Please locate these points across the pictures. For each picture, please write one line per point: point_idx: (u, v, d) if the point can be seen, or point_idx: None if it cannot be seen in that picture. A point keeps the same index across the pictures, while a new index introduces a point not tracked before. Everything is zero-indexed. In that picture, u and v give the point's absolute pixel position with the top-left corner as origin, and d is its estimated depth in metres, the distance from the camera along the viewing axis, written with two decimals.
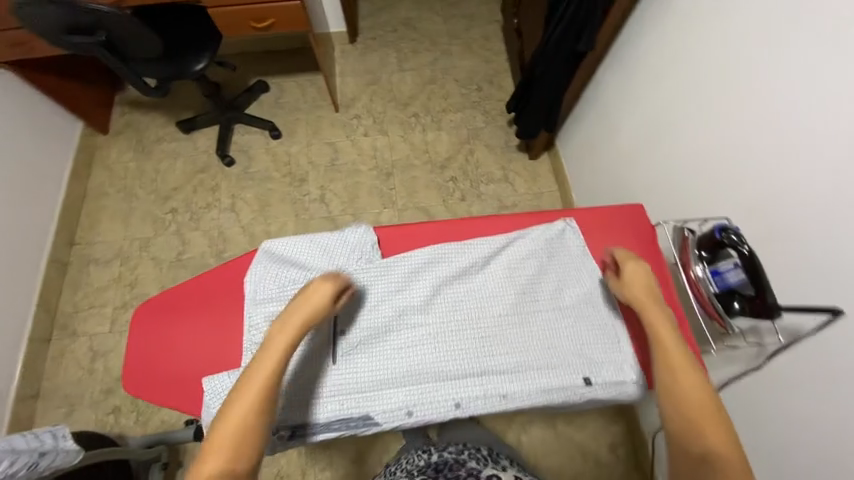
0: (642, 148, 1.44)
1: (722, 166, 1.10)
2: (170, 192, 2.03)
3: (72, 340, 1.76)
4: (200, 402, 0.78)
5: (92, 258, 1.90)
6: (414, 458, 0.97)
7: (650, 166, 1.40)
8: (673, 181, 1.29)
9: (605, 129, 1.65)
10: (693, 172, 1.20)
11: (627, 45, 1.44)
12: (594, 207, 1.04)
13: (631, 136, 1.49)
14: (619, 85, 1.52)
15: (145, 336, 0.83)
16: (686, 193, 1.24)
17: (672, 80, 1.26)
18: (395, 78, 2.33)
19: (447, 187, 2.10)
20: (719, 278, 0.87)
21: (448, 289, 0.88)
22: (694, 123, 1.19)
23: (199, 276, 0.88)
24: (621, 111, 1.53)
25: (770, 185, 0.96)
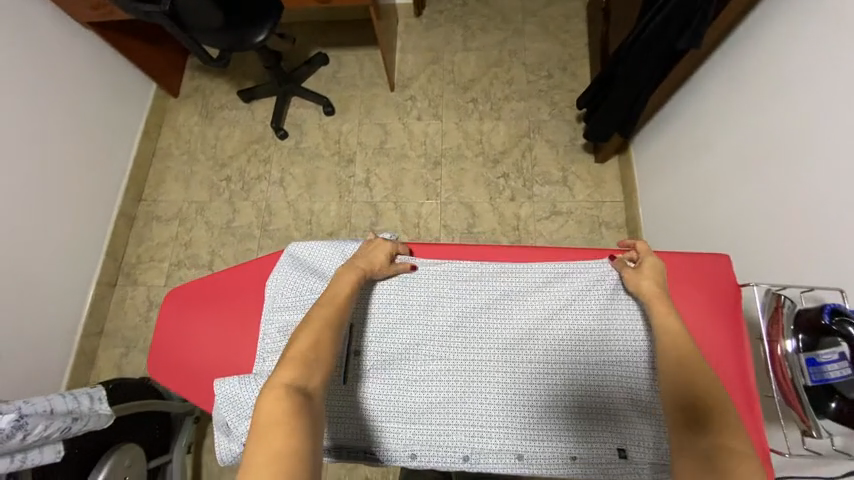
0: (738, 173, 1.19)
1: (843, 212, 0.86)
2: (226, 160, 2.10)
3: (133, 288, 1.95)
4: (212, 400, 0.79)
5: (155, 215, 2.05)
6: None
7: (744, 197, 1.16)
8: (769, 221, 1.06)
9: (695, 141, 1.39)
10: (799, 218, 0.97)
11: (745, 43, 1.16)
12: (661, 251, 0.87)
13: (728, 155, 1.23)
14: (723, 91, 1.25)
15: (170, 323, 0.84)
16: (783, 238, 1.01)
17: (798, 97, 1.00)
18: (458, 58, 2.16)
19: (497, 184, 1.95)
20: (815, 368, 0.69)
21: (476, 327, 0.85)
22: (814, 154, 0.94)
23: (225, 270, 0.86)
24: (722, 124, 1.26)
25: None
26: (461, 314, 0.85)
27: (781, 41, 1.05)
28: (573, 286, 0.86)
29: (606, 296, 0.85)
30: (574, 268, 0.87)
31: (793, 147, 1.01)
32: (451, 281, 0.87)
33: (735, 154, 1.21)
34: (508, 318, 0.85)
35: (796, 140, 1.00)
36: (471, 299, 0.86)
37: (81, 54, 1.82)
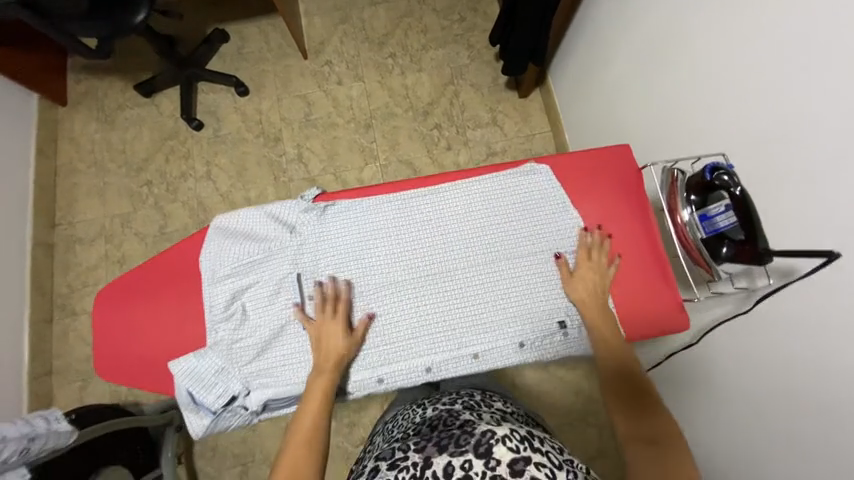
0: (644, 74, 1.28)
1: (729, 86, 0.99)
2: (142, 164, 1.93)
3: (73, 319, 1.81)
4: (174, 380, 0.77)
5: (77, 238, 1.88)
6: (409, 413, 0.94)
7: (648, 97, 1.27)
8: (670, 113, 1.18)
9: (600, 56, 1.47)
10: (700, 101, 1.08)
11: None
12: (576, 150, 0.89)
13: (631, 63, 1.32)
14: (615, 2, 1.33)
15: (112, 320, 0.80)
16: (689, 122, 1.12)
17: None
18: (367, 14, 2.08)
19: (431, 135, 1.96)
20: (707, 223, 0.79)
21: (413, 246, 0.81)
22: (702, 43, 1.06)
23: (157, 255, 0.83)
24: (622, 32, 1.33)
25: (776, 111, 0.87)
26: (403, 234, 0.82)
27: None
28: (502, 187, 0.85)
29: (534, 189, 0.85)
30: (505, 171, 0.86)
31: (681, 40, 1.12)
32: (383, 206, 0.83)
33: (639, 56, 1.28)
34: (442, 231, 0.82)
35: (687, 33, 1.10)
36: (407, 219, 0.82)
37: None
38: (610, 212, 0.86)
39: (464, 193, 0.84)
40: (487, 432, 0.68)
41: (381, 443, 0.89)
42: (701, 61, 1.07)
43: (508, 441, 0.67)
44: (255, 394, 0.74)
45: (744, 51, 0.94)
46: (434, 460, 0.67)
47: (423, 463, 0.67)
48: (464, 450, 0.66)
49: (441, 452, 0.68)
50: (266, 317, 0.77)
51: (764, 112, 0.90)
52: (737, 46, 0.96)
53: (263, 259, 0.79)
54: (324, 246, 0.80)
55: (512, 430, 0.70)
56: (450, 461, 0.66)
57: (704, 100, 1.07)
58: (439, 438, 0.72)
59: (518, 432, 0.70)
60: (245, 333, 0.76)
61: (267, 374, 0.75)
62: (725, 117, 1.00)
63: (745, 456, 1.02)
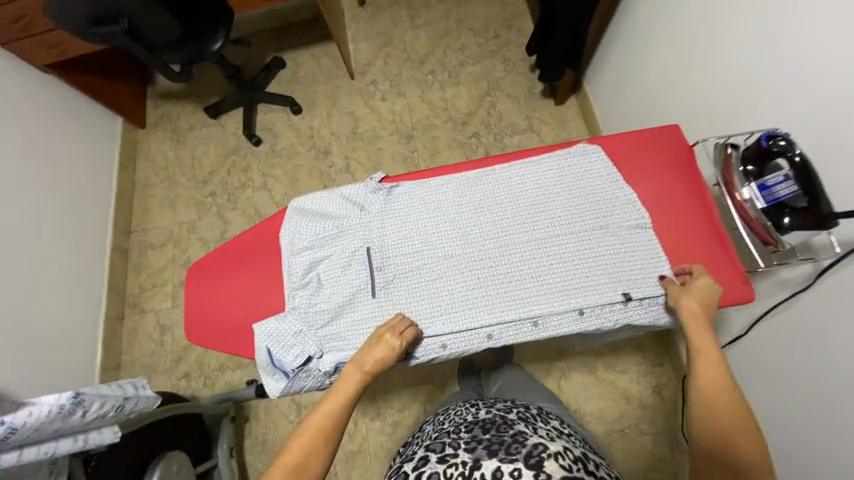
0: (683, 68, 1.31)
1: (772, 67, 1.01)
2: (207, 177, 2.14)
3: (142, 317, 1.98)
4: (253, 345, 0.85)
5: (148, 243, 2.08)
6: (462, 411, 0.94)
7: (689, 89, 1.29)
8: (714, 102, 1.20)
9: (638, 56, 1.51)
10: (746, 87, 1.10)
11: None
12: (625, 131, 0.93)
13: (668, 60, 1.36)
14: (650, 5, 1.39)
15: (200, 292, 0.90)
16: (734, 107, 1.13)
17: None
18: (408, 36, 2.26)
19: (470, 144, 2.05)
20: (766, 193, 0.79)
21: (473, 221, 0.87)
22: (742, 33, 1.08)
23: (239, 234, 0.93)
24: (659, 30, 1.37)
25: (832, 81, 0.88)
26: (463, 211, 0.87)
27: None
28: (556, 167, 0.90)
29: (588, 168, 0.89)
30: (559, 152, 0.91)
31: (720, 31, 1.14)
32: (445, 186, 0.90)
33: (676, 51, 1.32)
34: (500, 208, 0.87)
35: (725, 21, 1.12)
36: (467, 197, 0.88)
37: (47, 99, 1.85)
38: (663, 189, 0.88)
39: (519, 173, 0.90)
40: (540, 446, 0.70)
41: (432, 433, 0.90)
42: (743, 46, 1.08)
43: (560, 458, 0.69)
44: (328, 357, 0.80)
45: (788, 28, 0.95)
46: (484, 463, 0.69)
47: (472, 464, 0.69)
48: (515, 460, 0.68)
49: (491, 456, 0.70)
50: (338, 285, 0.83)
51: (819, 83, 0.90)
52: (777, 27, 0.98)
53: (337, 233, 0.87)
54: (390, 222, 0.87)
55: (565, 448, 0.72)
56: (499, 466, 0.68)
57: (752, 82, 1.07)
58: (489, 442, 0.73)
59: (571, 452, 0.72)
60: (320, 299, 0.83)
61: (340, 338, 0.80)
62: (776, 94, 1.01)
63: (829, 437, 0.97)
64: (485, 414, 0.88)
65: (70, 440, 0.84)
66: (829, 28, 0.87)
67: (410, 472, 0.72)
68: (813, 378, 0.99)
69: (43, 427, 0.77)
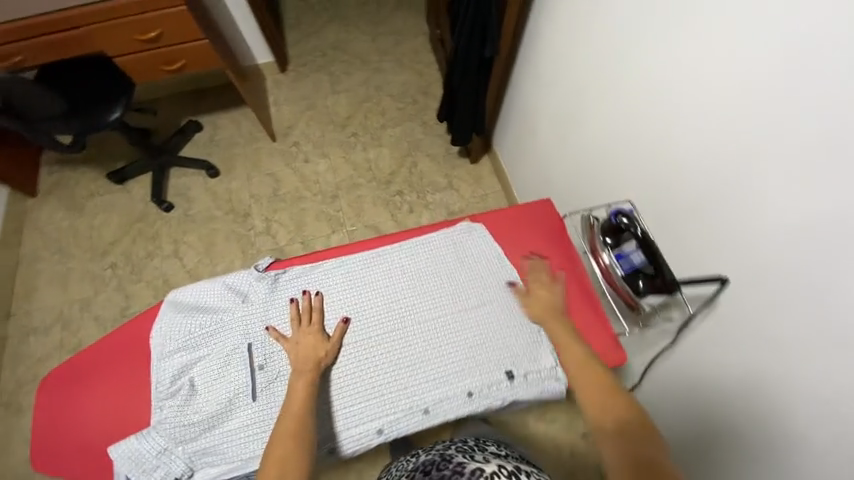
0: (562, 138, 1.47)
1: (620, 149, 1.19)
2: (108, 247, 1.95)
3: (14, 419, 1.66)
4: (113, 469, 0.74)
5: (30, 328, 1.80)
6: (402, 464, 0.84)
7: (568, 159, 1.46)
8: (587, 171, 1.36)
9: (530, 127, 1.69)
10: (606, 162, 1.26)
11: (536, 39, 1.47)
12: (502, 208, 1.01)
13: (550, 132, 1.54)
14: (530, 86, 1.59)
15: (55, 406, 0.79)
16: (604, 176, 1.28)
17: (569, 79, 1.34)
18: (331, 101, 2.35)
19: (393, 201, 2.10)
20: (624, 261, 0.88)
21: (363, 306, 0.86)
22: (598, 116, 1.26)
23: (108, 334, 0.84)
24: (540, 105, 1.56)
25: (670, 158, 1.02)
26: (352, 295, 0.87)
27: (550, 46, 1.40)
28: (442, 245, 0.94)
29: (471, 245, 0.94)
30: (445, 231, 0.96)
31: (583, 114, 1.32)
32: (334, 271, 0.89)
33: (554, 125, 1.50)
34: (389, 289, 0.88)
35: (586, 105, 1.30)
36: (356, 281, 0.88)
37: None
38: (538, 261, 0.96)
39: (408, 253, 0.93)
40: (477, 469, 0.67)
41: None
42: (603, 123, 1.24)
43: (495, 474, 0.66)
44: (200, 475, 0.72)
45: (628, 118, 1.14)
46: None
47: None
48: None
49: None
50: (214, 390, 0.77)
51: (662, 158, 1.05)
52: (620, 117, 1.16)
53: (215, 330, 0.81)
54: (274, 312, 0.84)
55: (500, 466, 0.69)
56: None
57: (614, 154, 1.22)
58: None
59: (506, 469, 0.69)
60: (191, 409, 0.75)
61: (213, 452, 0.73)
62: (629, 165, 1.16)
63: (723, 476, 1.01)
64: (425, 457, 0.80)
65: None
66: (661, 115, 1.02)
67: None
68: (701, 417, 1.07)
69: None
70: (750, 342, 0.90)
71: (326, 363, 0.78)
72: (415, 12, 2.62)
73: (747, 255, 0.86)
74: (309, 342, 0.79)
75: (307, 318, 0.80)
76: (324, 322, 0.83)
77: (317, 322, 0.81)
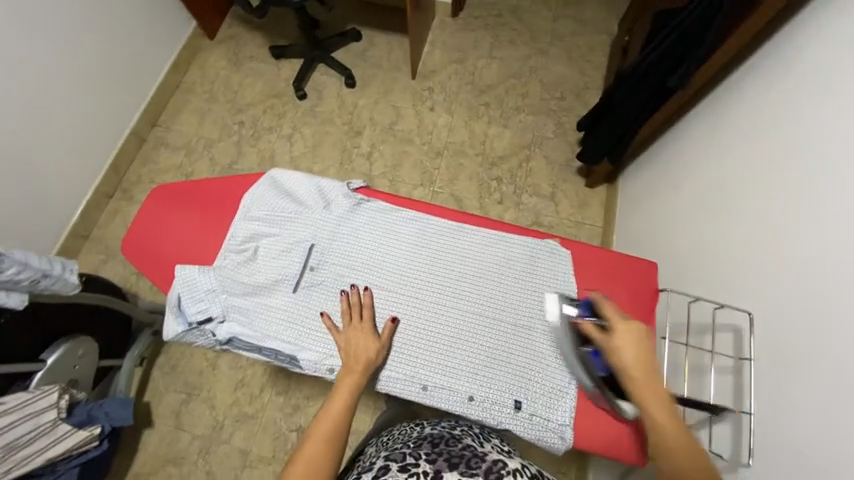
0: (701, 207, 1.26)
1: (742, 248, 1.03)
2: (244, 106, 2.21)
3: (127, 204, 2.05)
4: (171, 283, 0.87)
5: (165, 142, 2.15)
6: (408, 429, 0.98)
7: (688, 234, 1.30)
8: (699, 253, 1.21)
9: (668, 184, 1.50)
10: (721, 253, 1.11)
11: (732, 85, 1.23)
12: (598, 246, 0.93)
13: (689, 197, 1.34)
14: (691, 143, 1.40)
15: (150, 212, 0.92)
16: (712, 267, 1.13)
17: (735, 151, 1.16)
18: (482, 63, 2.28)
19: (489, 184, 2.05)
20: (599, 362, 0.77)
21: (418, 265, 0.87)
22: (739, 204, 1.09)
23: (211, 177, 0.95)
24: (695, 165, 1.35)
25: (813, 282, 0.81)
26: (414, 252, 0.88)
27: (735, 106, 1.19)
28: (519, 252, 0.90)
29: (549, 266, 0.88)
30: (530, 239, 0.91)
31: (728, 195, 1.14)
32: (409, 221, 0.90)
33: (700, 190, 1.30)
34: (450, 265, 0.88)
35: (740, 187, 1.10)
36: (424, 240, 0.89)
37: None
38: (609, 314, 0.88)
39: (483, 241, 0.90)
40: (499, 462, 0.77)
41: (375, 453, 0.92)
42: (762, 208, 1.01)
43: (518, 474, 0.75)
44: (227, 325, 0.81)
45: (767, 221, 0.97)
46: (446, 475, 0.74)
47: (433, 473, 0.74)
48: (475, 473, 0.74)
49: (452, 468, 0.75)
50: (269, 266, 0.85)
51: (804, 280, 0.83)
52: (759, 217, 1.00)
53: (292, 217, 0.88)
54: (344, 230, 0.88)
55: (523, 466, 0.78)
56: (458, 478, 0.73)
57: (753, 249, 1.00)
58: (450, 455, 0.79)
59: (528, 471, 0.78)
60: (246, 270, 0.84)
61: (243, 313, 0.82)
62: (764, 267, 0.94)
63: None
64: (432, 431, 0.90)
65: None
66: (801, 235, 0.87)
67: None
68: None
69: None
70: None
71: (377, 363, 0.79)
72: (611, 10, 2.41)
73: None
74: (360, 339, 0.80)
75: (359, 314, 0.81)
76: (373, 319, 0.83)
77: (368, 319, 0.81)
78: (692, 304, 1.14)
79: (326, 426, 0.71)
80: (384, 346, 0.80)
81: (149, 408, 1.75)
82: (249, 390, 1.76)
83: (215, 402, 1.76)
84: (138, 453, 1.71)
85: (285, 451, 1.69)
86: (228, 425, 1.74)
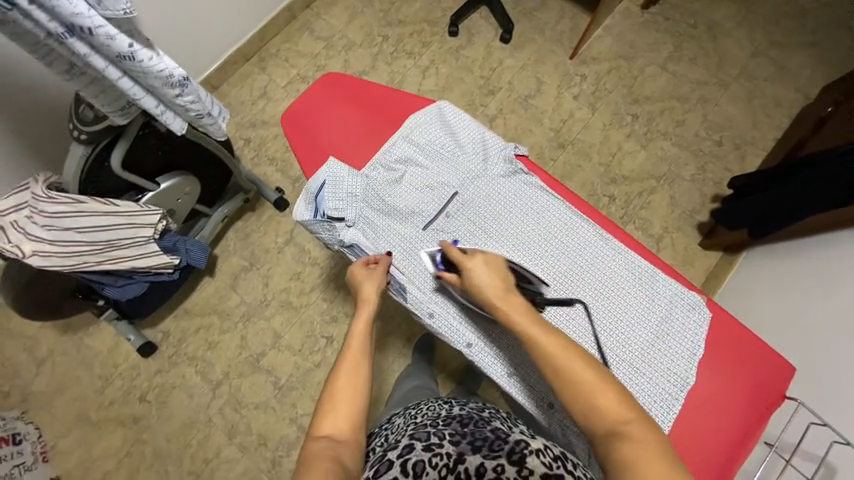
0: (828, 329, 1.21)
1: None
2: (394, 21, 2.15)
3: (258, 73, 2.12)
4: (316, 169, 0.94)
5: (311, 27, 2.17)
6: (434, 405, 0.94)
7: (804, 348, 1.24)
8: (810, 374, 1.17)
9: (803, 288, 1.37)
10: (836, 384, 1.08)
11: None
12: (729, 318, 0.95)
13: (834, 313, 1.21)
14: (845, 257, 1.28)
15: (318, 96, 0.97)
16: (822, 395, 1.10)
17: None
18: (649, 70, 2.05)
19: (598, 199, 1.91)
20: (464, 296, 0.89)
21: (543, 255, 0.93)
22: None
23: (382, 86, 0.99)
24: (841, 282, 1.24)
25: None
26: (540, 240, 0.93)
27: None
28: (641, 283, 0.95)
29: (670, 313, 0.94)
30: (657, 275, 0.95)
31: None
32: (547, 209, 0.95)
33: (845, 307, 1.18)
34: (571, 267, 0.94)
35: None
36: (556, 233, 0.94)
37: None
38: (712, 394, 0.92)
39: (610, 258, 0.94)
40: (522, 442, 0.76)
41: (402, 425, 0.90)
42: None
43: (541, 456, 0.74)
44: (353, 231, 0.90)
45: None
46: (467, 459, 0.75)
47: (456, 457, 0.76)
48: (497, 457, 0.75)
49: (475, 452, 0.76)
50: (411, 195, 0.93)
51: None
52: None
53: (446, 156, 0.94)
54: (488, 189, 0.95)
55: (546, 448, 0.76)
56: (482, 462, 0.75)
57: None
58: (473, 437, 0.79)
59: (549, 451, 0.76)
60: (389, 190, 0.92)
61: (370, 227, 0.91)
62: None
63: None
64: (460, 411, 0.88)
65: (153, 104, 0.99)
66: None
67: (394, 460, 0.76)
68: None
69: (150, 75, 0.92)
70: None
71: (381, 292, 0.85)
72: (823, 67, 2.05)
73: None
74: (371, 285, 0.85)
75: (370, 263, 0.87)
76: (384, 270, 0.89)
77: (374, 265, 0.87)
78: (813, 429, 1.03)
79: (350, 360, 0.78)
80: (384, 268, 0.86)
81: (215, 260, 1.93)
82: (301, 285, 1.88)
83: (269, 281, 1.90)
84: (194, 293, 1.91)
85: (310, 351, 1.82)
86: (273, 306, 1.88)
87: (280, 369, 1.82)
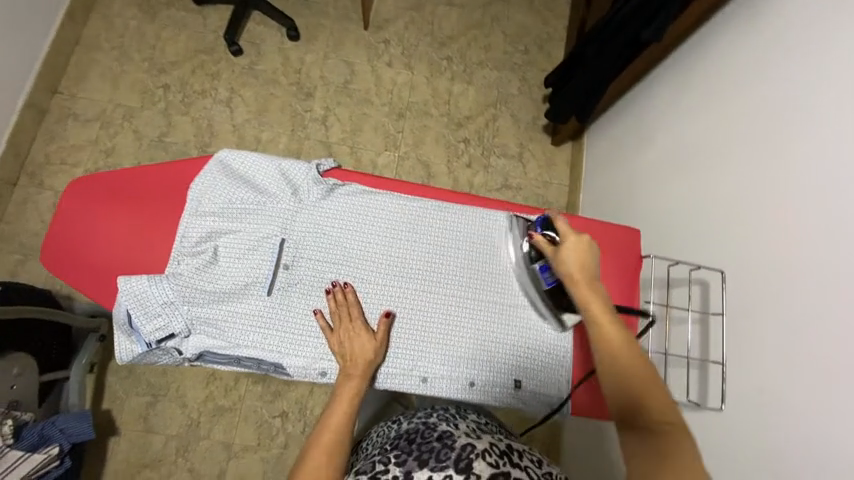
0: (664, 171, 1.41)
1: (704, 213, 1.22)
2: (166, 65, 1.87)
3: (36, 192, 1.72)
4: (95, 286, 0.90)
5: (72, 113, 1.79)
6: (383, 429, 0.90)
7: (653, 194, 1.44)
8: (664, 213, 1.37)
9: (637, 144, 1.57)
10: (681, 217, 1.30)
11: (698, 59, 1.33)
12: (579, 218, 1.07)
13: (663, 157, 1.43)
14: (657, 109, 1.48)
15: (66, 214, 0.94)
16: (676, 230, 1.31)
17: (695, 122, 1.31)
18: (440, 11, 2.08)
19: (456, 148, 1.96)
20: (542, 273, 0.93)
21: (398, 253, 0.97)
22: (698, 173, 1.26)
23: (129, 171, 0.97)
24: (663, 129, 1.45)
25: (774, 249, 0.99)
26: (382, 239, 0.97)
27: (698, 80, 1.32)
28: (492, 226, 1.02)
29: None
30: (499, 214, 1.03)
31: (689, 163, 1.31)
32: (378, 208, 0.98)
33: (671, 150, 1.40)
34: (426, 249, 0.98)
35: (697, 159, 1.28)
36: (397, 225, 0.98)
37: None
38: None
39: (454, 221, 1.01)
40: (468, 446, 0.72)
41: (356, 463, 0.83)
42: (733, 172, 1.15)
43: (488, 455, 0.70)
44: (194, 340, 0.86)
45: (727, 190, 1.15)
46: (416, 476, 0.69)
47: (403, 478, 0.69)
48: (445, 468, 0.69)
49: (422, 466, 0.70)
50: (236, 267, 0.90)
51: (783, 238, 0.97)
52: (715, 185, 1.19)
53: (253, 209, 0.93)
54: (311, 221, 0.95)
55: (491, 445, 0.74)
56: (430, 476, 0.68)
57: (708, 216, 1.20)
58: (420, 451, 0.73)
59: (497, 447, 0.74)
60: (210, 275, 0.89)
61: (211, 324, 0.86)
62: (743, 221, 1.09)
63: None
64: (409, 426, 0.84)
65: None
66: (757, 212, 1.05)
67: None
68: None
69: None
70: (773, 457, 0.89)
71: (372, 358, 0.86)
72: None
73: (831, 385, 0.81)
74: (354, 339, 0.87)
75: (342, 311, 0.88)
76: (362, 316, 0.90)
77: (351, 316, 0.88)
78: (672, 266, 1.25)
79: (325, 438, 0.74)
80: (380, 343, 0.88)
81: (110, 415, 1.63)
82: (222, 382, 1.68)
83: (185, 400, 1.66)
84: (105, 462, 1.60)
85: (270, 438, 1.66)
86: (204, 420, 1.66)
87: (249, 474, 1.63)
